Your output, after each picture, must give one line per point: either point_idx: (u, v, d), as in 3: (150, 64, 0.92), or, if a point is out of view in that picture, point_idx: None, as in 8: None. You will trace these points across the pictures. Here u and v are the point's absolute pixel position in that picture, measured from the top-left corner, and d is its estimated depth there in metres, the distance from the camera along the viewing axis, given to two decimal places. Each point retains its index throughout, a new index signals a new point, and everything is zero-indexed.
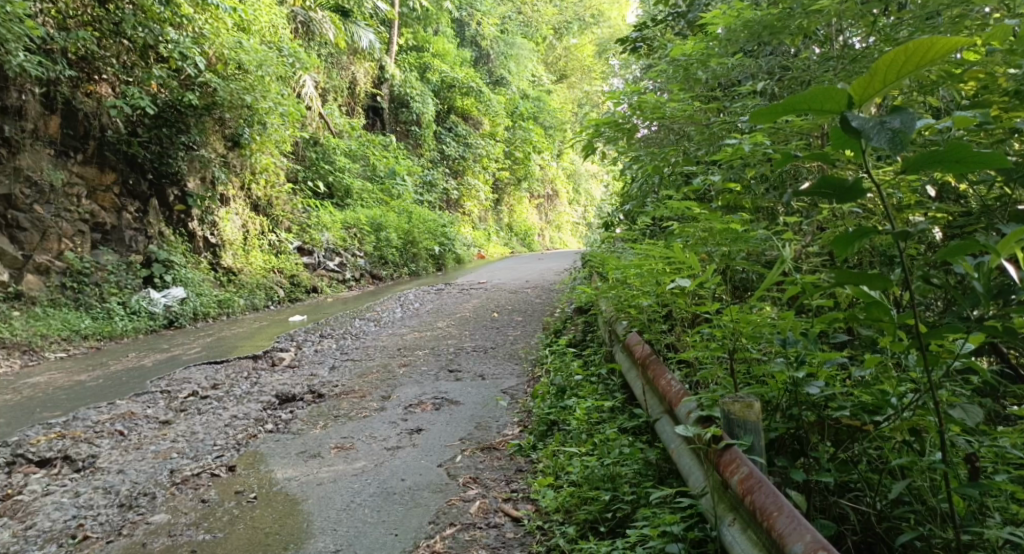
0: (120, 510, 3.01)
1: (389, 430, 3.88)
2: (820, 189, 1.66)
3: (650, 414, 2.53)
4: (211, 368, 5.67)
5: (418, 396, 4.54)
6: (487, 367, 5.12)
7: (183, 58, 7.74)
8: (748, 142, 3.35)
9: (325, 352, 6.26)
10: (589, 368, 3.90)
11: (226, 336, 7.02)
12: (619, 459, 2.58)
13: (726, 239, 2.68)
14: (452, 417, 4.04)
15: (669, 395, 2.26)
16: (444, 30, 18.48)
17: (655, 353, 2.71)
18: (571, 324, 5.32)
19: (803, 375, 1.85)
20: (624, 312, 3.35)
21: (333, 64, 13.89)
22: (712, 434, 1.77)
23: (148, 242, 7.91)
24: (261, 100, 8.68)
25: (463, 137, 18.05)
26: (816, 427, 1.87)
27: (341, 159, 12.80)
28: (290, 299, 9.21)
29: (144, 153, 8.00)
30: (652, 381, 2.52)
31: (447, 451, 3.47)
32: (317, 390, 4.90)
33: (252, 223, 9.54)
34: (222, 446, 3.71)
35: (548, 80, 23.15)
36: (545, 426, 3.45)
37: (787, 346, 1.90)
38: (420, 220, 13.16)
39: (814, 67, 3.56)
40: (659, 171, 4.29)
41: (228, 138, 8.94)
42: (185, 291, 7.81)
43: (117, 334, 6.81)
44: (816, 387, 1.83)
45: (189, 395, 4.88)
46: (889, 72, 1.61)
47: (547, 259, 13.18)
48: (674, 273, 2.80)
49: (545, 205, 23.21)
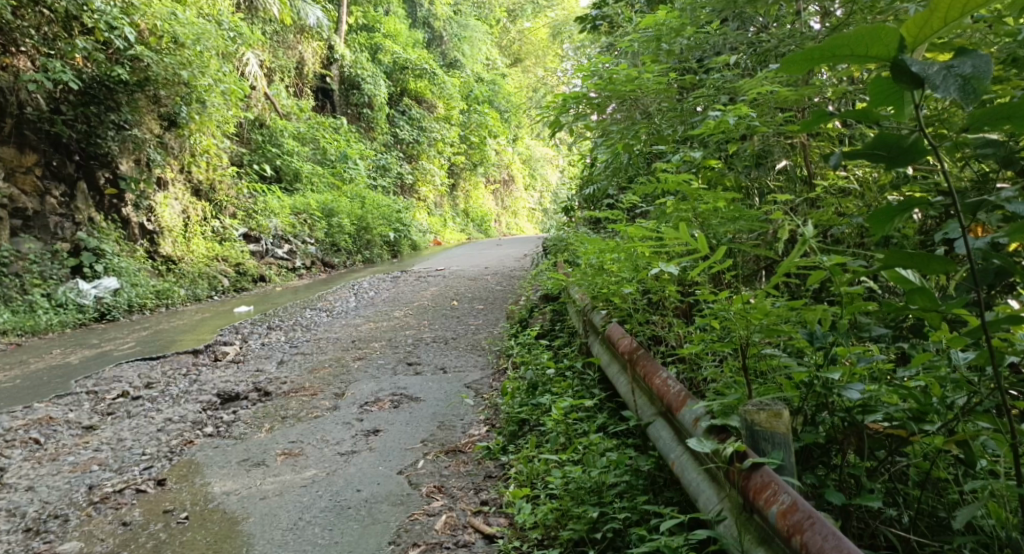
0: (24, 537, 2.59)
1: (343, 432, 3.53)
2: (870, 150, 1.38)
3: (639, 416, 2.22)
4: (145, 365, 5.21)
5: (375, 393, 4.18)
6: (449, 360, 4.79)
7: (109, 28, 7.10)
8: (731, 113, 3.05)
9: (273, 345, 5.84)
10: (562, 362, 3.59)
11: (164, 329, 6.52)
12: (605, 467, 2.27)
13: (724, 218, 2.45)
14: (413, 416, 3.70)
15: (667, 397, 1.95)
16: (396, 9, 17.87)
17: (642, 348, 2.41)
18: (538, 313, 5.02)
19: (838, 377, 1.55)
20: (601, 300, 3.04)
21: (279, 42, 13.27)
22: (735, 450, 1.46)
23: (76, 229, 7.36)
24: (199, 77, 8.11)
25: (416, 121, 17.58)
26: (851, 439, 1.59)
27: (289, 142, 12.25)
28: (236, 288, 8.69)
29: (68, 133, 7.38)
30: (642, 379, 2.21)
31: (408, 456, 3.14)
32: (263, 388, 4.50)
33: (194, 208, 9.01)
34: (152, 455, 3.29)
35: (503, 64, 22.79)
36: (516, 426, 3.14)
37: (813, 343, 1.60)
38: (374, 205, 12.69)
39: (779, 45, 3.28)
40: (630, 150, 3.98)
41: (164, 117, 8.36)
42: (119, 282, 7.27)
43: (41, 329, 6.25)
44: (856, 390, 1.52)
45: (119, 396, 4.43)
46: (951, 8, 1.31)
47: (507, 245, 12.91)
48: (659, 258, 2.51)
49: (501, 191, 22.88)
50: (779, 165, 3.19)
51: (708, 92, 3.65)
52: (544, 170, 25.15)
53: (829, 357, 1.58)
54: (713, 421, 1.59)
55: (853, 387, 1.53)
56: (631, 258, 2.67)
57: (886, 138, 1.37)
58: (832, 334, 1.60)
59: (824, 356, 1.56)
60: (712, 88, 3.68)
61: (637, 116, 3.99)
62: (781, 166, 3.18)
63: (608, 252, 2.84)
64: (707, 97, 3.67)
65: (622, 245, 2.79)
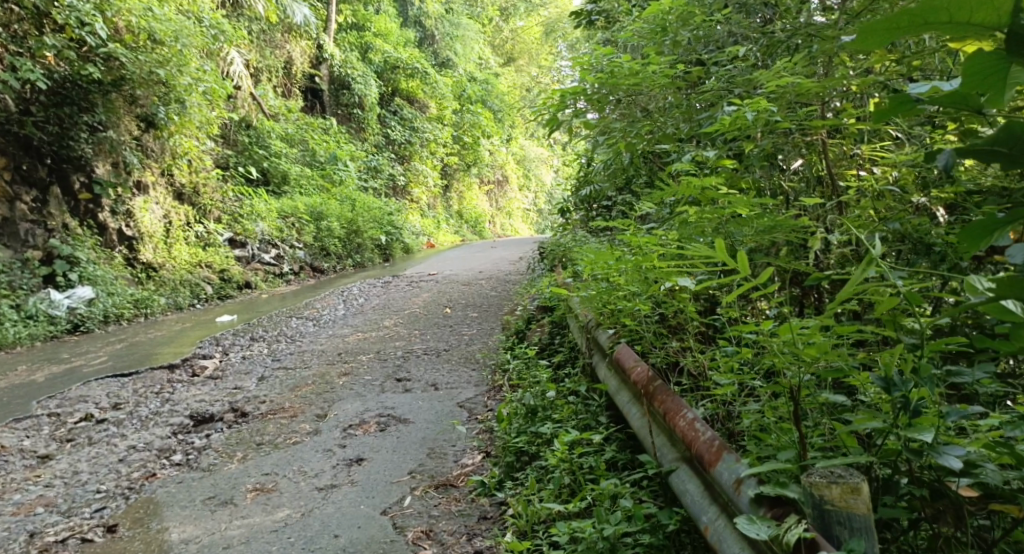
0: None
1: (322, 462, 3.20)
2: (990, 147, 1.05)
3: (658, 461, 1.89)
4: (116, 382, 4.87)
5: (360, 414, 3.85)
6: (440, 375, 4.46)
7: (80, 24, 6.72)
8: (748, 108, 2.70)
9: (254, 359, 5.51)
10: (564, 383, 3.25)
11: (140, 342, 6.17)
12: (620, 521, 1.93)
13: (757, 227, 2.13)
14: (401, 441, 3.37)
15: (695, 445, 1.62)
16: (386, 8, 17.50)
17: (659, 378, 2.08)
18: (536, 325, 4.69)
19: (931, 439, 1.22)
20: (608, 316, 2.71)
21: (265, 42, 12.90)
22: (802, 538, 1.15)
23: (49, 236, 7.00)
24: (177, 76, 7.74)
25: (409, 121, 17.25)
26: (949, 512, 1.28)
27: (277, 143, 11.90)
28: (220, 296, 8.35)
29: (39, 135, 7.05)
30: (661, 418, 1.88)
31: (393, 492, 2.82)
32: (240, 409, 4.17)
33: (175, 213, 8.66)
34: (107, 492, 2.98)
35: (496, 63, 22.44)
36: (513, 457, 2.81)
37: (890, 393, 1.26)
38: (365, 208, 12.34)
39: (799, 34, 2.94)
40: (632, 150, 3.60)
41: (141, 118, 8.01)
42: (94, 291, 6.94)
43: (9, 343, 5.90)
44: (954, 455, 1.20)
45: (82, 419, 4.10)
46: None
47: (502, 247, 12.62)
48: (677, 273, 2.18)
49: (495, 192, 22.55)
50: (793, 165, 2.84)
51: (718, 86, 3.30)
52: (538, 171, 24.83)
53: (911, 410, 1.24)
54: (766, 490, 1.28)
55: (951, 452, 1.21)
56: (638, 271, 2.37)
57: (1011, 128, 1.05)
58: (914, 379, 1.26)
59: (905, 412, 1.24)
60: (721, 81, 3.33)
61: (637, 114, 3.63)
62: (797, 166, 2.83)
63: (612, 264, 2.52)
64: (717, 92, 3.33)
65: (630, 258, 2.48)
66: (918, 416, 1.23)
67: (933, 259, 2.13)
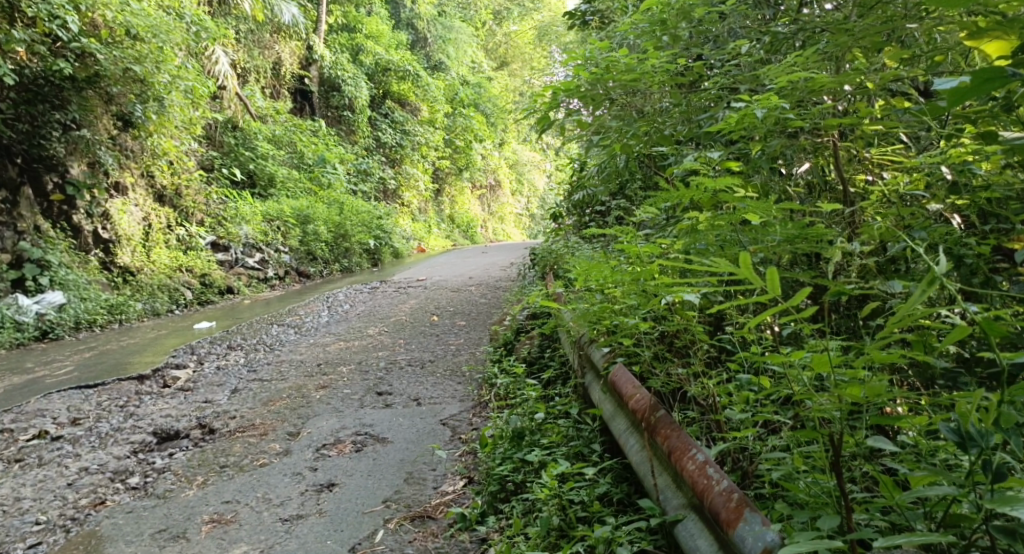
0: None
1: (290, 487, 2.92)
2: None
3: (662, 507, 1.64)
4: (78, 395, 4.57)
5: (335, 433, 3.57)
6: (423, 389, 4.18)
7: (51, 17, 6.41)
8: (757, 104, 2.39)
9: (229, 369, 5.21)
10: (553, 404, 2.99)
11: (112, 350, 5.87)
12: None
13: (778, 234, 1.88)
14: (376, 464, 3.10)
15: (709, 496, 1.39)
16: (378, 10, 17.27)
17: (663, 406, 1.83)
18: (524, 336, 4.42)
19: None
20: (601, 332, 2.44)
21: (253, 41, 12.63)
22: None
23: (18, 238, 6.68)
24: (156, 73, 7.45)
25: (400, 124, 17.00)
26: None
27: (264, 145, 11.58)
28: (200, 301, 8.04)
29: (9, 133, 6.76)
30: (667, 456, 1.64)
31: (365, 524, 2.55)
32: (207, 425, 3.88)
33: (156, 215, 8.35)
34: (46, 525, 2.75)
35: (489, 67, 22.26)
36: (498, 486, 2.54)
37: (968, 453, 1.07)
38: (353, 211, 12.05)
39: (810, 24, 2.68)
40: (628, 152, 3.30)
41: (118, 117, 7.72)
42: (64, 296, 6.62)
43: None
44: None
45: (37, 436, 3.81)
46: None
47: (494, 253, 12.36)
48: (679, 286, 1.92)
49: (488, 197, 22.33)
50: (798, 170, 2.54)
51: (721, 84, 3.03)
52: (531, 175, 24.61)
53: (995, 473, 1.05)
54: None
55: None
56: (636, 283, 2.12)
57: None
58: (995, 432, 1.07)
59: (985, 476, 1.06)
60: (724, 78, 3.08)
61: (632, 115, 3.30)
62: (802, 171, 2.51)
63: (607, 275, 2.25)
64: (719, 90, 3.08)
65: (625, 269, 2.23)
66: (1003, 481, 1.05)
67: (965, 273, 1.87)
